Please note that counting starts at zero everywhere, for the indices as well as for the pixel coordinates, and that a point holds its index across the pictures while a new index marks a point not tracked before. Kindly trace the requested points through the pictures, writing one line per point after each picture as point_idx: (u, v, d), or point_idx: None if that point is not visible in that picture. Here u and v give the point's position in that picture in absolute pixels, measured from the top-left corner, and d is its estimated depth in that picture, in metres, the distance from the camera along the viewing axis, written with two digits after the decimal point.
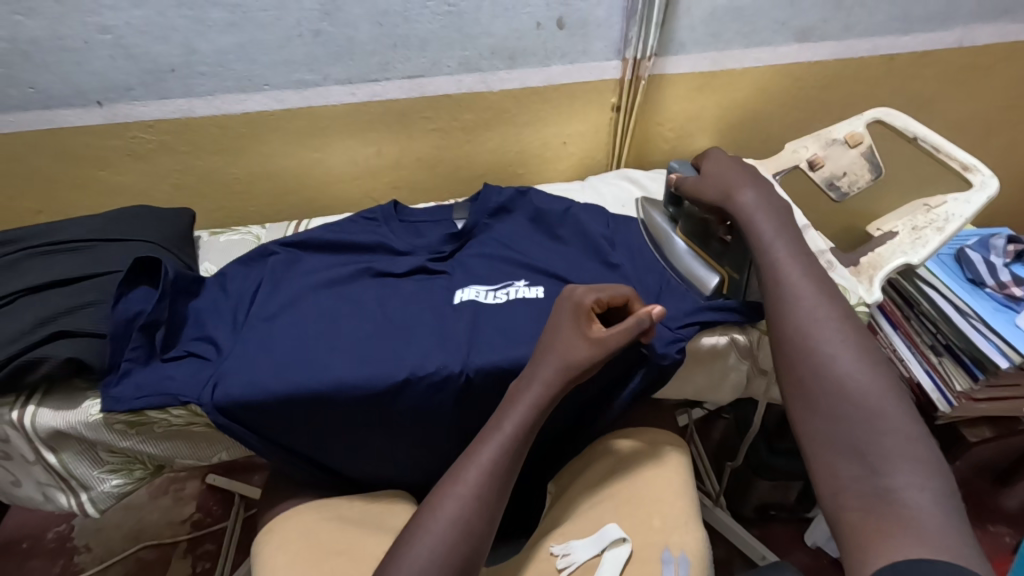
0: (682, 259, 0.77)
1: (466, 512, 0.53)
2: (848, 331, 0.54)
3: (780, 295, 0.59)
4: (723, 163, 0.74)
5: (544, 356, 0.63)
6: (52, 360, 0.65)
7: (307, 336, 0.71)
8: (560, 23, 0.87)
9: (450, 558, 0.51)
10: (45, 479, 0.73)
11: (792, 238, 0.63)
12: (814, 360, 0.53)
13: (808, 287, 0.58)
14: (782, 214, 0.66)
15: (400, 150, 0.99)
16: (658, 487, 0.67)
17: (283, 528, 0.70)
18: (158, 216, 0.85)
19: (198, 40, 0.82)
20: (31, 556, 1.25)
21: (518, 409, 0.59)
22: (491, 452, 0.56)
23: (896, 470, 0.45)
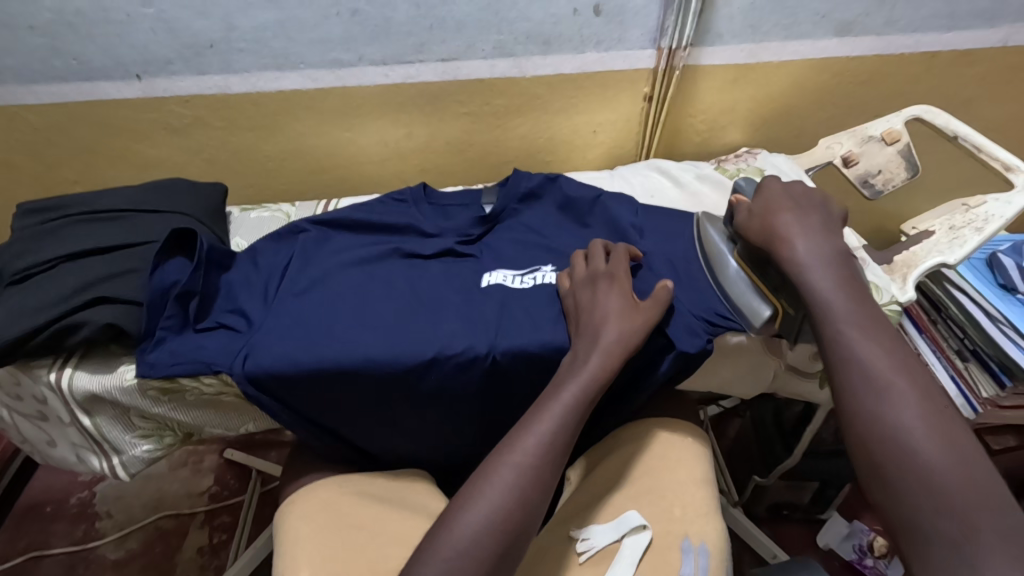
0: (738, 284, 0.69)
1: (522, 480, 0.54)
2: (924, 406, 0.50)
3: (844, 365, 0.55)
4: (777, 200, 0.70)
5: (598, 336, 0.64)
6: (91, 325, 0.67)
7: (341, 313, 0.72)
8: (597, 10, 0.86)
9: (506, 522, 0.52)
10: (78, 442, 0.75)
11: (854, 299, 0.59)
12: (892, 440, 0.49)
13: (875, 352, 0.54)
14: (840, 270, 0.62)
15: (430, 133, 1.00)
16: (680, 479, 0.67)
17: (303, 502, 0.71)
18: (194, 189, 0.86)
19: (238, 17, 0.83)
20: (54, 520, 1.28)
21: (576, 381, 0.61)
22: (548, 423, 0.57)
23: (995, 558, 0.41)
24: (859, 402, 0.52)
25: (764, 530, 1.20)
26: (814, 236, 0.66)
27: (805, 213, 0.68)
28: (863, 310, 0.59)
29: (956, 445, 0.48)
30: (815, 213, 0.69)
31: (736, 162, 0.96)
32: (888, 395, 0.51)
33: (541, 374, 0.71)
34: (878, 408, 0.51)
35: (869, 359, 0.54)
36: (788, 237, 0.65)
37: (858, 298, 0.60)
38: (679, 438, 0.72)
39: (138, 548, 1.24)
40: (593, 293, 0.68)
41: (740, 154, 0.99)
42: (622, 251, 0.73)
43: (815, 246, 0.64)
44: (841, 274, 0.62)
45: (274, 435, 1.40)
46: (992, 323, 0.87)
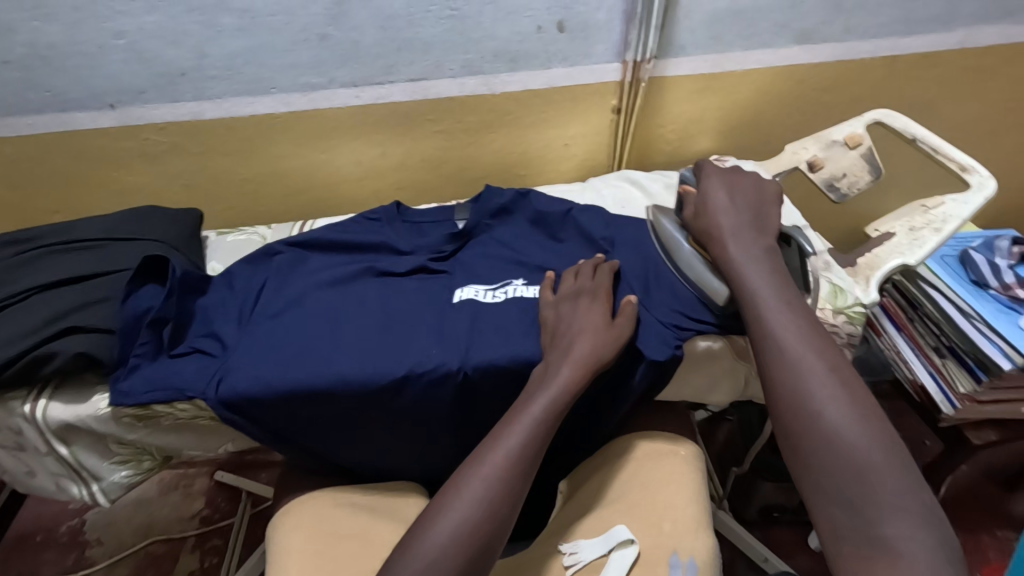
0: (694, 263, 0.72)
1: (491, 493, 0.55)
2: (833, 379, 0.55)
3: (765, 342, 0.59)
4: (713, 190, 0.74)
5: (569, 347, 0.65)
6: (63, 355, 0.67)
7: (313, 334, 0.73)
8: (561, 27, 0.88)
9: (474, 532, 0.53)
10: (57, 471, 0.75)
11: (776, 283, 0.63)
12: (804, 412, 0.54)
13: (792, 333, 0.58)
14: (766, 257, 0.67)
15: (404, 151, 1.01)
16: (670, 494, 0.68)
17: (296, 514, 0.72)
18: (168, 215, 0.87)
19: (208, 45, 0.84)
20: (45, 549, 1.28)
21: (547, 392, 0.61)
22: (518, 436, 0.58)
23: (885, 516, 0.47)
24: (777, 377, 0.57)
25: (756, 534, 1.20)
26: (746, 223, 0.70)
27: (739, 197, 0.73)
28: (784, 292, 0.63)
29: (861, 413, 0.52)
30: (751, 193, 0.74)
31: None
32: (802, 371, 0.56)
33: (513, 387, 0.72)
34: (794, 383, 0.55)
35: (786, 336, 0.58)
36: (720, 227, 0.70)
37: (780, 281, 0.64)
38: (671, 454, 0.73)
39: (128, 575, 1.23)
40: (574, 307, 0.69)
41: (709, 162, 1.00)
42: (607, 268, 0.74)
43: (742, 232, 0.69)
44: (766, 258, 0.66)
45: (263, 456, 1.39)
46: (965, 318, 0.88)
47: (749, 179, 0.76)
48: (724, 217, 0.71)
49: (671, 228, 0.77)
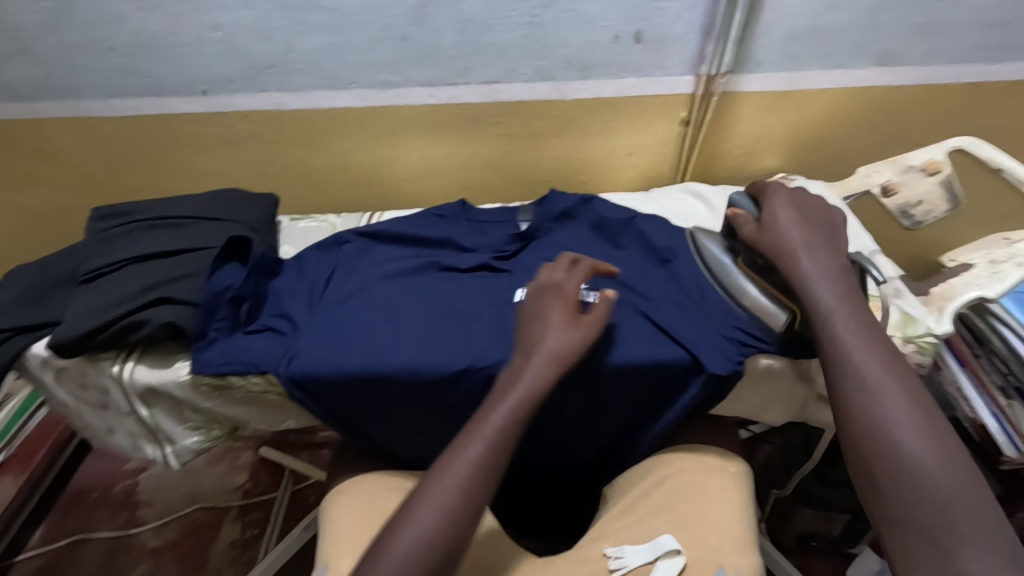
0: (744, 287, 0.73)
1: (451, 499, 0.56)
2: (848, 299, 0.62)
3: (838, 363, 0.58)
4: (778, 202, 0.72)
5: (532, 350, 0.65)
6: (153, 323, 0.72)
7: (378, 322, 0.75)
8: (637, 37, 0.89)
9: (442, 543, 0.54)
10: (135, 430, 0.81)
11: (811, 225, 0.69)
12: (876, 438, 0.53)
13: (819, 263, 0.65)
14: (804, 207, 0.71)
15: (470, 151, 1.03)
16: (716, 510, 0.68)
17: (344, 498, 0.74)
18: (249, 199, 0.91)
19: (297, 40, 0.88)
20: (100, 506, 1.37)
21: (507, 401, 0.61)
22: (479, 445, 0.59)
23: (890, 407, 0.54)
24: (852, 404, 0.56)
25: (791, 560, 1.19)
26: (818, 244, 0.67)
27: (811, 217, 0.70)
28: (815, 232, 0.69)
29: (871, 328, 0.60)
30: (814, 209, 0.72)
31: None
32: (879, 398, 0.55)
33: (569, 389, 0.73)
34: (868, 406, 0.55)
35: (861, 359, 0.57)
36: (792, 243, 0.67)
37: (815, 223, 0.69)
38: (718, 471, 0.73)
39: (174, 537, 1.30)
40: (541, 304, 0.68)
41: (775, 179, 0.99)
42: (587, 265, 0.73)
43: (815, 250, 0.66)
44: (840, 275, 0.64)
45: (307, 437, 1.44)
46: None
47: (819, 201, 0.73)
48: (794, 236, 0.68)
49: (716, 253, 0.77)
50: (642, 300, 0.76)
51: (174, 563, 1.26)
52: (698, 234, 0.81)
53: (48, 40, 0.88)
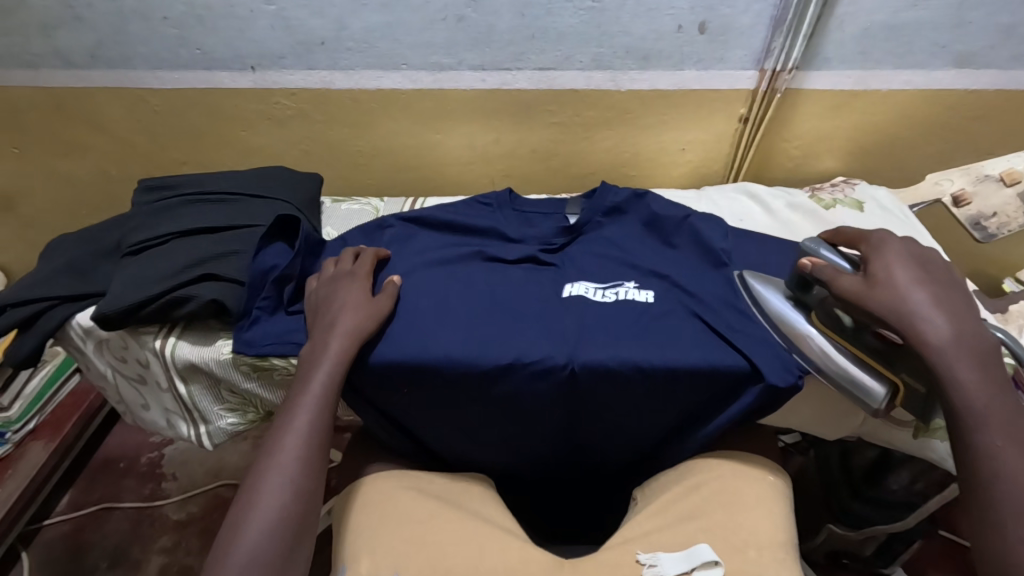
0: (834, 358, 0.65)
1: (292, 474, 0.60)
2: (1001, 398, 0.53)
3: (996, 487, 0.51)
4: (888, 258, 0.61)
5: (333, 324, 0.68)
6: (197, 300, 0.71)
7: (421, 311, 0.73)
8: (701, 28, 0.85)
9: (281, 515, 0.58)
10: (172, 407, 0.80)
11: (939, 292, 0.59)
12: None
13: (963, 349, 0.55)
14: (922, 261, 0.61)
15: (517, 140, 1.01)
16: (755, 521, 0.66)
17: (360, 493, 0.70)
18: (294, 179, 0.90)
19: (351, 17, 0.86)
20: (126, 475, 1.38)
21: (321, 370, 0.64)
22: (302, 419, 0.62)
23: None
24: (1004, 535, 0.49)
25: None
26: (952, 314, 0.57)
27: (932, 276, 0.60)
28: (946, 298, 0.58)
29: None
30: (926, 263, 0.62)
31: (831, 192, 0.92)
32: None
33: (617, 390, 0.70)
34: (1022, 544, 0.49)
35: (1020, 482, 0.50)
36: (924, 310, 0.57)
37: (940, 288, 0.59)
38: (755, 476, 0.70)
39: (197, 512, 1.31)
40: (340, 287, 0.72)
41: (836, 184, 0.95)
42: (370, 255, 0.77)
43: (959, 327, 0.56)
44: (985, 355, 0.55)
45: None
46: None
47: (929, 252, 0.63)
48: (922, 304, 0.58)
49: (784, 308, 0.68)
50: (695, 301, 0.72)
51: (196, 537, 1.27)
52: (750, 280, 0.72)
53: (101, 7, 0.87)
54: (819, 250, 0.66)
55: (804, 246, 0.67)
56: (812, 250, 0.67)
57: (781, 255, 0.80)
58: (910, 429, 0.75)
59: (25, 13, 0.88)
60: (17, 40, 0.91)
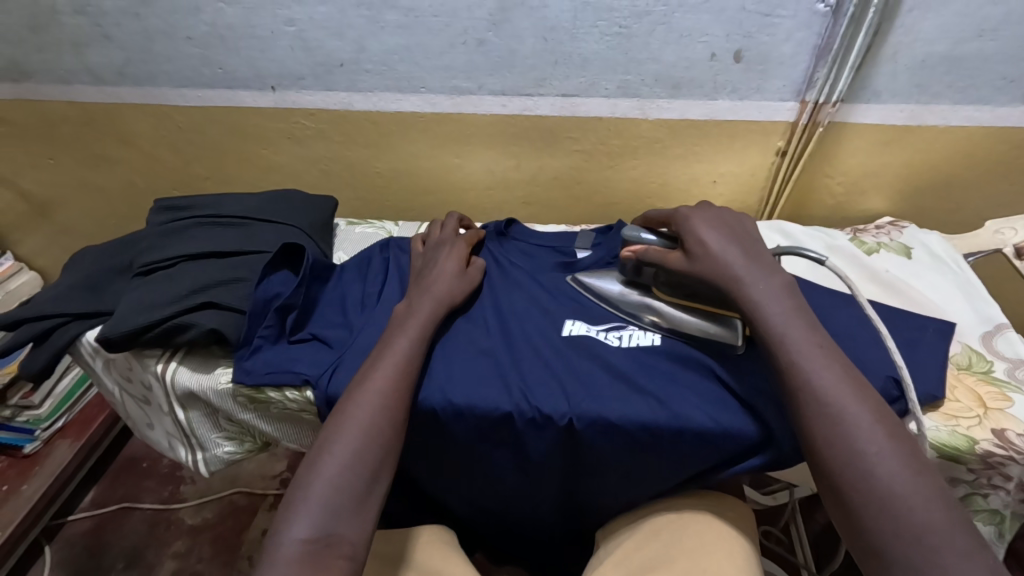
0: (686, 324, 0.68)
1: (377, 415, 0.57)
2: (814, 336, 0.54)
3: (822, 427, 0.49)
4: (697, 224, 0.64)
5: (417, 294, 0.70)
6: (197, 328, 0.70)
7: (448, 343, 0.70)
8: (738, 56, 0.79)
9: (372, 433, 0.56)
10: (171, 431, 0.80)
11: (743, 245, 0.61)
12: (908, 536, 0.43)
13: (775, 300, 0.56)
14: (723, 222, 0.65)
15: (538, 166, 0.97)
16: (715, 560, 0.56)
17: None
18: (307, 203, 0.89)
19: (369, 39, 0.84)
20: (147, 477, 1.41)
21: (405, 334, 0.64)
22: (389, 367, 0.61)
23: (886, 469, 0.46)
24: (875, 508, 0.45)
25: None
26: (755, 262, 0.60)
27: (738, 234, 0.63)
28: (746, 249, 0.61)
29: (849, 375, 0.51)
30: (733, 226, 0.65)
31: (875, 234, 0.85)
32: (869, 464, 0.46)
33: (627, 444, 0.65)
34: (889, 502, 0.44)
35: (865, 439, 0.47)
36: (736, 264, 0.60)
37: (751, 251, 0.61)
38: (721, 520, 0.62)
39: (213, 518, 1.32)
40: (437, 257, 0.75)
41: (880, 225, 0.87)
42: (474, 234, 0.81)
43: (763, 274, 0.59)
44: (792, 301, 0.57)
45: None
46: None
47: (734, 215, 0.66)
48: (733, 254, 0.61)
49: (626, 296, 0.72)
50: (709, 355, 0.66)
51: (208, 544, 1.28)
52: (584, 279, 0.75)
53: (128, 25, 0.87)
54: (639, 237, 0.69)
55: (625, 236, 0.70)
56: (634, 237, 0.70)
57: (819, 291, 0.71)
58: None
59: (57, 30, 0.90)
60: (50, 56, 0.93)
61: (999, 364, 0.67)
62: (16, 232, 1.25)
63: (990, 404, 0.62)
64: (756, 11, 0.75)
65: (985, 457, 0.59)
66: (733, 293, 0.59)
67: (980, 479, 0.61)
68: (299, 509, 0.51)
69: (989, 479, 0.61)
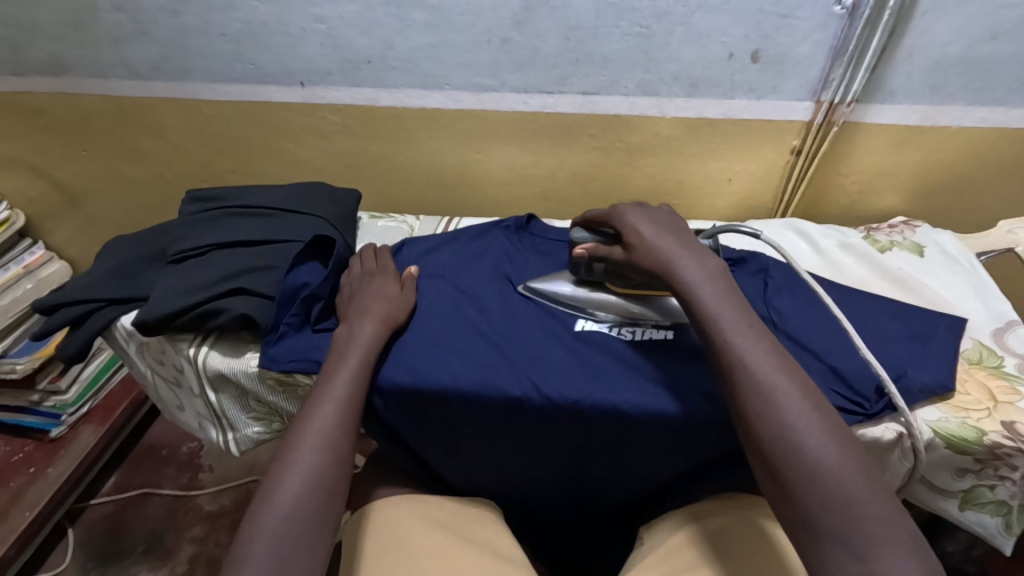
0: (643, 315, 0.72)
1: (330, 433, 0.59)
2: (743, 322, 0.54)
3: (757, 411, 0.49)
4: (636, 220, 0.67)
5: (363, 316, 0.70)
6: (230, 313, 0.73)
7: (448, 333, 0.72)
8: (756, 56, 0.81)
9: (329, 451, 0.58)
10: (203, 413, 0.83)
11: (676, 235, 0.64)
12: (841, 512, 0.44)
13: (710, 287, 0.57)
14: (659, 216, 0.67)
15: (557, 163, 0.99)
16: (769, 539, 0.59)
17: (372, 516, 0.67)
18: (333, 195, 0.91)
19: (396, 37, 0.87)
20: (166, 463, 1.44)
21: (355, 352, 0.66)
22: (342, 386, 0.62)
23: (818, 448, 0.47)
24: (810, 487, 0.46)
25: None
26: (690, 248, 0.62)
27: (671, 225, 0.66)
28: (682, 239, 0.63)
29: (780, 359, 0.52)
30: (666, 219, 0.67)
31: (889, 233, 0.86)
32: (801, 444, 0.47)
33: (635, 433, 0.67)
34: (819, 474, 0.46)
35: (796, 418, 0.48)
36: (675, 252, 0.61)
37: (687, 241, 0.63)
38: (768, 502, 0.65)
39: (229, 505, 1.35)
40: (367, 279, 0.76)
41: (894, 224, 0.89)
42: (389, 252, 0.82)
43: (700, 259, 0.61)
44: (726, 286, 0.58)
45: None
46: None
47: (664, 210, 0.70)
48: (671, 243, 0.63)
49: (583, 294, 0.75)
50: None
51: (225, 530, 1.31)
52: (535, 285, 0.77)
53: (165, 23, 0.91)
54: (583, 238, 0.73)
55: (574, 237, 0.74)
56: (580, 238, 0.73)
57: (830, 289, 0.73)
58: (955, 499, 0.65)
59: (96, 27, 0.93)
60: (88, 51, 0.97)
61: (1009, 359, 0.68)
62: (48, 222, 1.29)
63: (1000, 397, 0.64)
64: (774, 12, 0.77)
65: (993, 447, 0.61)
66: (667, 280, 0.60)
67: (987, 470, 0.62)
68: (251, 543, 0.51)
69: (997, 470, 0.62)
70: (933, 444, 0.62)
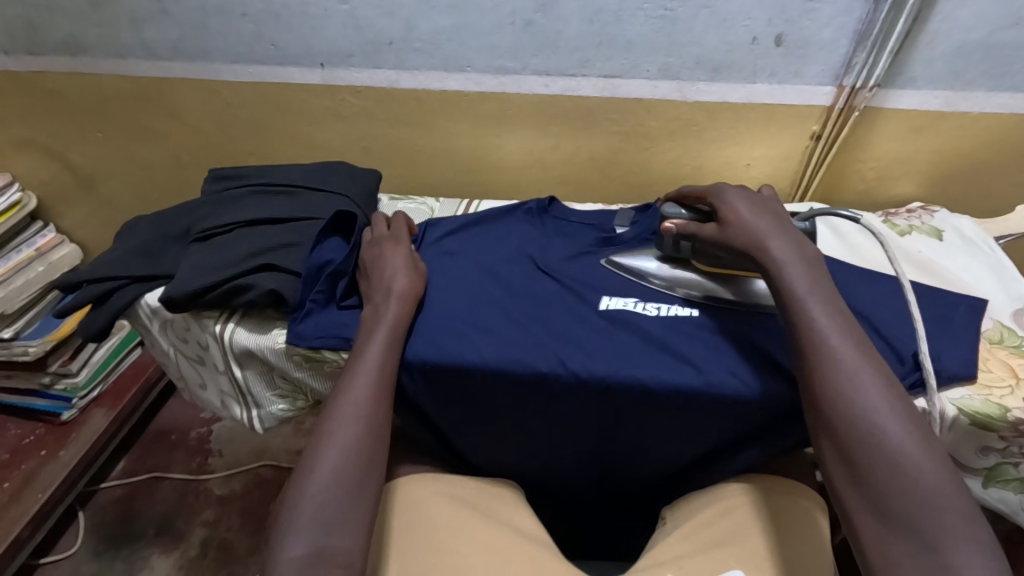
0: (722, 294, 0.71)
1: (362, 408, 0.59)
2: (834, 311, 0.55)
3: (839, 397, 0.50)
4: (734, 199, 0.67)
5: (387, 290, 0.69)
6: (258, 289, 0.73)
7: (476, 311, 0.73)
8: (779, 40, 0.82)
9: (365, 427, 0.58)
10: (227, 389, 0.84)
11: (772, 219, 0.64)
12: (919, 503, 0.45)
13: (797, 275, 0.58)
14: (758, 199, 0.67)
15: (576, 147, 1.00)
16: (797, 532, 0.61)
17: (398, 493, 0.67)
18: (354, 174, 0.92)
19: (420, 19, 0.87)
20: (176, 448, 1.44)
21: (382, 326, 0.66)
22: (371, 361, 0.62)
23: (901, 440, 0.48)
24: (889, 477, 0.47)
25: None
26: (783, 232, 0.62)
27: (769, 208, 0.66)
28: (776, 224, 0.63)
29: (866, 350, 0.53)
30: (764, 202, 0.67)
31: (907, 218, 0.88)
32: (884, 434, 0.48)
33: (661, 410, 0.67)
34: (902, 467, 0.47)
35: (878, 409, 0.49)
36: (766, 233, 0.62)
37: (784, 226, 0.63)
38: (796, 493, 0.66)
39: (240, 489, 1.36)
40: (381, 249, 0.74)
41: (912, 210, 0.90)
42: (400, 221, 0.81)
43: (795, 245, 0.61)
44: (818, 275, 0.59)
45: None
46: None
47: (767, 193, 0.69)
48: (764, 224, 0.63)
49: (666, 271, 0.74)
50: (749, 326, 0.68)
51: (236, 514, 1.31)
52: (619, 259, 0.77)
53: (186, 2, 0.91)
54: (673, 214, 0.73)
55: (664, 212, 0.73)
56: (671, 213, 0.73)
57: (850, 271, 0.75)
58: (978, 477, 0.66)
59: (117, 6, 0.93)
60: (107, 31, 0.96)
61: None
62: (61, 204, 1.28)
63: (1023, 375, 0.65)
64: None
65: (1017, 424, 0.62)
66: (757, 260, 0.61)
67: (1011, 447, 0.63)
68: (294, 520, 0.51)
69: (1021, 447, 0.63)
70: (957, 421, 0.63)
